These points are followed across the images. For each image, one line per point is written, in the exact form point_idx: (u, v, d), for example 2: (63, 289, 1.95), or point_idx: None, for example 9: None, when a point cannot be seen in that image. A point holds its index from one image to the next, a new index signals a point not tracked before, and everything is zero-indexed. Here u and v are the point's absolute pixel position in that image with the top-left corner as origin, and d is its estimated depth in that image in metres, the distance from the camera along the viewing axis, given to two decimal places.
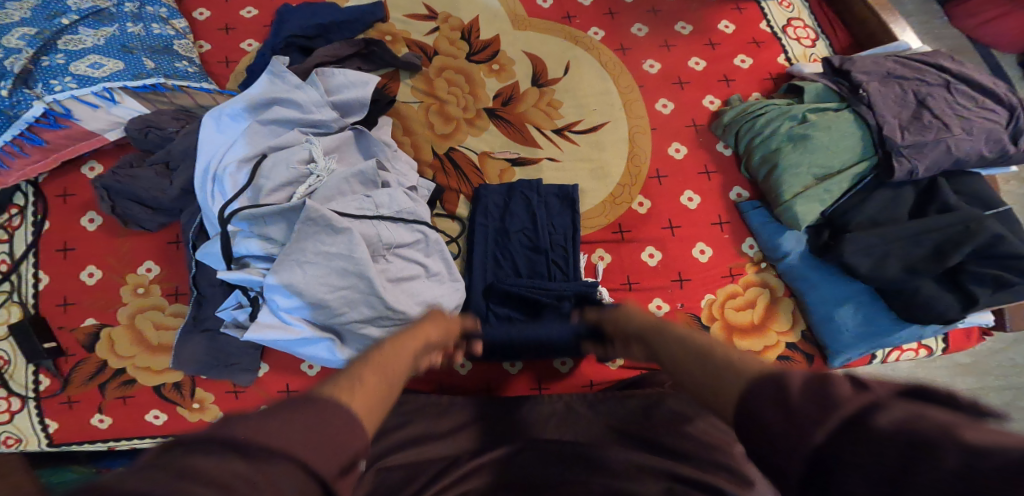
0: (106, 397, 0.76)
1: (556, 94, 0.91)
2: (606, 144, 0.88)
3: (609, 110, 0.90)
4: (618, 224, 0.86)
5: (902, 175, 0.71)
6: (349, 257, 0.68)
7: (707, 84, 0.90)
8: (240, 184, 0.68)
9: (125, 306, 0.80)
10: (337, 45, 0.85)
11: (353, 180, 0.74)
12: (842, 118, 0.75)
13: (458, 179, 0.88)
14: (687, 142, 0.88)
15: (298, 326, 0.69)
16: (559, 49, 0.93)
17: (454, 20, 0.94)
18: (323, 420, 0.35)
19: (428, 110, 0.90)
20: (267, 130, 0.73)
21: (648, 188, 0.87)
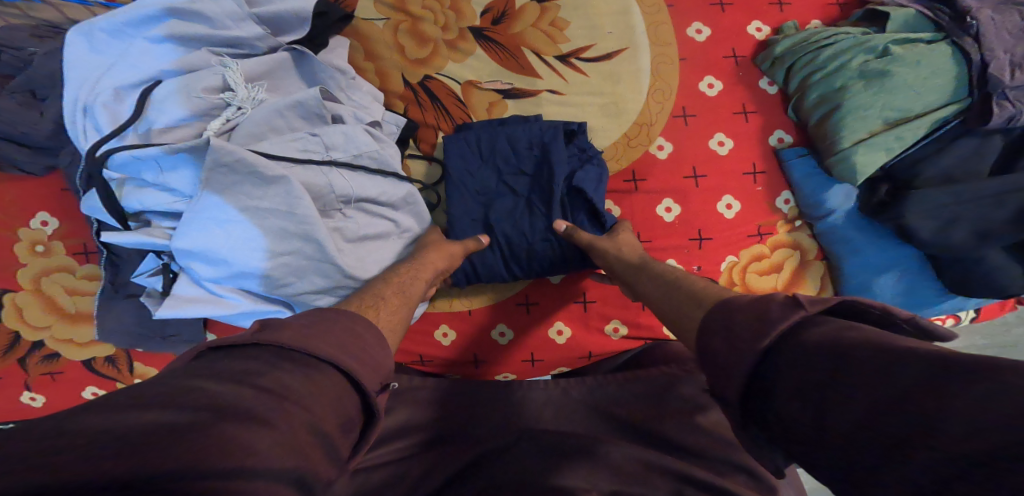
0: (31, 374, 0.69)
1: (561, 13, 0.73)
2: (621, 76, 0.72)
3: (628, 34, 0.73)
4: (631, 170, 0.72)
5: (999, 124, 0.57)
6: (288, 215, 0.53)
7: (753, 7, 0.72)
8: (122, 118, 0.51)
9: (25, 268, 0.66)
10: None
11: (290, 114, 0.56)
12: (934, 50, 0.59)
13: (436, 114, 0.72)
14: (723, 77, 0.72)
15: (232, 299, 0.56)
16: None
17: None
18: (349, 330, 0.38)
19: (397, 30, 0.72)
20: (159, 48, 0.53)
21: (671, 129, 0.71)
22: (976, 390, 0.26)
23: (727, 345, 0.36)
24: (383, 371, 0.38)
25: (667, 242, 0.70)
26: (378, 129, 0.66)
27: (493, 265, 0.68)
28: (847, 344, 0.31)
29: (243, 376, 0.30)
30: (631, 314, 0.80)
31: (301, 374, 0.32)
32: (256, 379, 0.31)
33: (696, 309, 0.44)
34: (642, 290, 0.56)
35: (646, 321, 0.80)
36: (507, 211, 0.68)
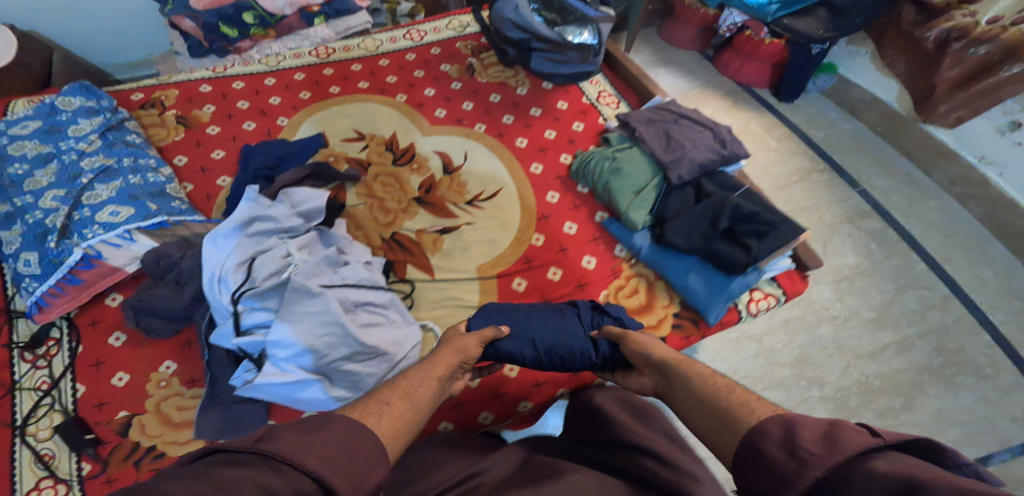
0: (143, 471, 0.88)
1: (463, 176, 1.24)
2: (504, 204, 1.22)
3: (500, 179, 1.25)
4: (526, 257, 1.16)
5: (676, 178, 1.18)
6: (328, 313, 0.90)
7: (560, 146, 1.31)
8: (239, 279, 0.91)
9: (151, 397, 0.95)
10: (293, 171, 1.11)
11: (323, 263, 0.97)
12: (634, 155, 1.23)
13: (402, 253, 1.15)
14: (557, 189, 1.25)
15: (295, 373, 0.87)
16: (459, 144, 1.28)
17: (378, 137, 1.25)
18: (340, 438, 0.58)
19: (372, 208, 1.19)
20: (252, 238, 0.96)
21: (541, 227, 1.19)
22: None
23: (792, 458, 0.52)
24: (361, 484, 0.55)
25: (561, 293, 1.12)
26: (370, 266, 1.06)
27: (521, 350, 0.95)
28: (918, 480, 0.45)
29: (224, 485, 0.48)
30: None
31: (274, 473, 0.51)
32: (232, 488, 0.48)
33: (721, 393, 0.67)
34: (678, 382, 0.75)
35: None
36: (539, 321, 1.00)
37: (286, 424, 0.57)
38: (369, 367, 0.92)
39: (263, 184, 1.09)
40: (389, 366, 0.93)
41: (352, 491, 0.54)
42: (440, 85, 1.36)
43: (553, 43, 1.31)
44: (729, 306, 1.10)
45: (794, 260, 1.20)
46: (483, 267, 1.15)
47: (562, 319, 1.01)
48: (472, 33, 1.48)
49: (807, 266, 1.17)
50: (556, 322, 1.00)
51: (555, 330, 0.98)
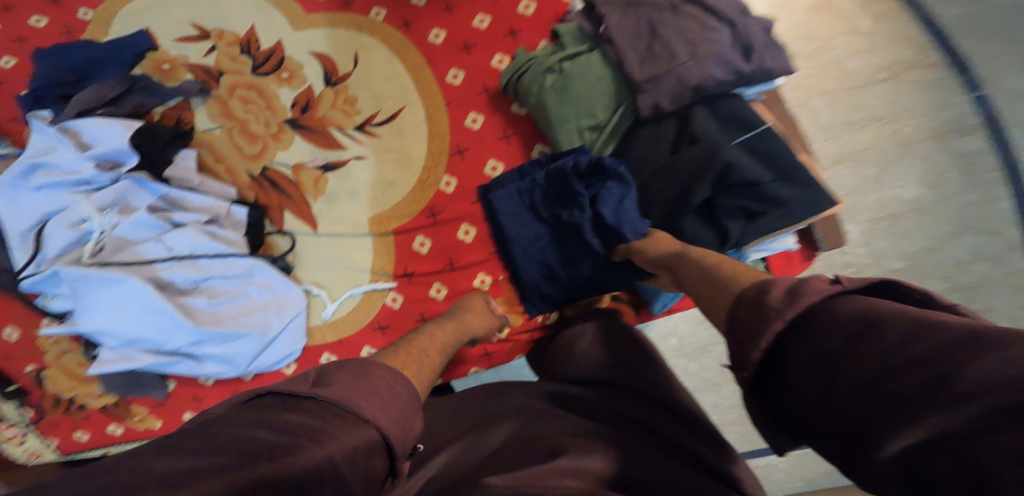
0: (76, 417, 0.89)
1: (351, 89, 0.93)
2: (406, 131, 0.92)
3: (404, 94, 0.93)
4: (430, 207, 0.91)
5: (648, 109, 0.78)
6: (140, 300, 0.74)
7: (492, 42, 0.92)
8: (32, 250, 0.76)
9: (49, 351, 0.88)
10: (96, 87, 0.83)
11: (135, 230, 0.78)
12: (592, 63, 0.82)
13: (278, 195, 0.91)
14: (483, 110, 0.92)
15: (140, 357, 0.78)
16: (347, 41, 0.94)
17: (228, 35, 0.94)
18: (389, 387, 0.45)
19: (233, 133, 0.91)
20: (38, 191, 0.76)
21: (452, 166, 0.91)
22: (995, 358, 0.27)
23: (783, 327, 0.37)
24: (412, 432, 0.43)
25: (474, 259, 0.89)
26: (219, 221, 0.85)
27: (543, 252, 0.85)
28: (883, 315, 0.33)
29: (265, 448, 0.34)
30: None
31: (339, 423, 0.39)
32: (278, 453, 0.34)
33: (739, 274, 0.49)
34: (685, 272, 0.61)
35: None
36: (541, 212, 0.84)
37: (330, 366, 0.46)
38: (229, 348, 0.79)
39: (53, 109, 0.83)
40: (256, 346, 0.80)
41: (404, 439, 0.42)
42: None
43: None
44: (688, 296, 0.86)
45: (805, 234, 0.86)
46: (378, 221, 0.91)
47: (571, 211, 0.80)
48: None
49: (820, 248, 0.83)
50: (571, 249, 0.83)
51: (563, 223, 0.82)
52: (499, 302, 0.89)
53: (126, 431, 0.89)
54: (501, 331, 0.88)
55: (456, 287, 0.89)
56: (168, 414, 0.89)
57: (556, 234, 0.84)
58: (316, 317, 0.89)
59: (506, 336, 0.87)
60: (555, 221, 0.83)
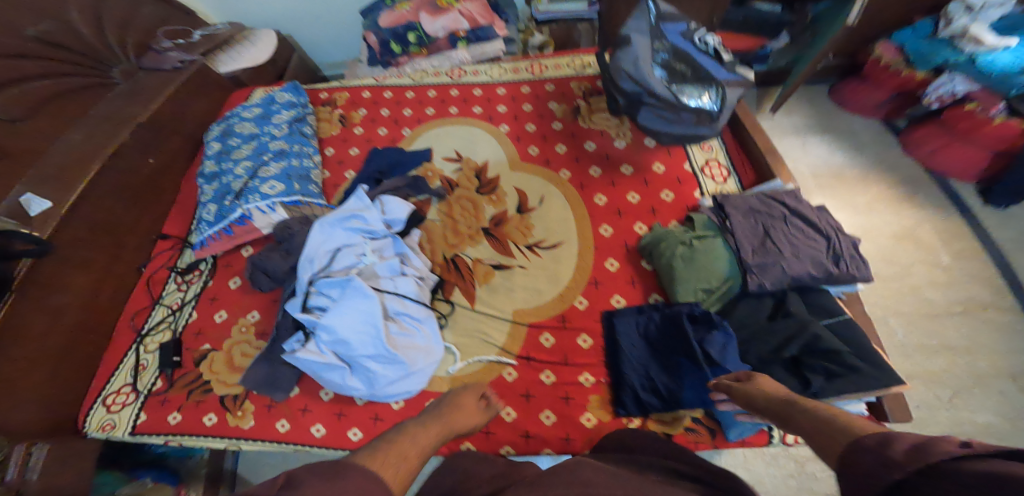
0: (188, 401, 1.21)
1: (532, 219, 1.35)
2: (560, 258, 1.28)
3: (566, 234, 1.31)
4: (563, 315, 1.22)
5: (755, 286, 1.05)
6: (368, 314, 1.10)
7: (638, 213, 1.30)
8: (321, 263, 1.18)
9: (231, 338, 1.28)
10: (396, 180, 1.37)
11: (381, 269, 1.19)
12: (715, 244, 1.12)
13: (454, 276, 1.30)
14: (619, 259, 1.25)
15: (328, 355, 1.10)
16: (538, 186, 1.39)
17: (472, 163, 1.45)
18: (357, 484, 0.66)
19: (446, 229, 1.36)
20: (346, 231, 1.23)
21: (588, 291, 1.23)
22: None
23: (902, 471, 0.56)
24: None
25: (582, 360, 1.16)
26: (424, 281, 1.26)
27: (650, 374, 1.09)
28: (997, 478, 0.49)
29: None
30: (559, 406, 1.12)
31: None
32: None
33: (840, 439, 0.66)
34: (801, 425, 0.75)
35: (569, 412, 1.11)
36: (655, 344, 1.11)
37: (304, 471, 0.66)
38: (386, 370, 1.11)
39: (372, 185, 1.38)
40: (399, 374, 1.12)
41: None
42: (541, 123, 1.48)
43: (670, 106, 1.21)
44: (760, 431, 1.04)
45: (872, 408, 1.02)
46: (518, 313, 1.25)
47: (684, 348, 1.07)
48: (590, 74, 1.56)
49: (886, 418, 0.99)
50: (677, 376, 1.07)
51: (676, 355, 1.08)
52: (593, 399, 1.12)
53: (214, 424, 1.19)
54: (590, 421, 1.10)
55: (564, 378, 1.15)
56: (268, 416, 1.20)
57: (666, 362, 1.10)
58: (443, 371, 1.20)
59: (592, 426, 1.09)
60: (668, 353, 1.10)
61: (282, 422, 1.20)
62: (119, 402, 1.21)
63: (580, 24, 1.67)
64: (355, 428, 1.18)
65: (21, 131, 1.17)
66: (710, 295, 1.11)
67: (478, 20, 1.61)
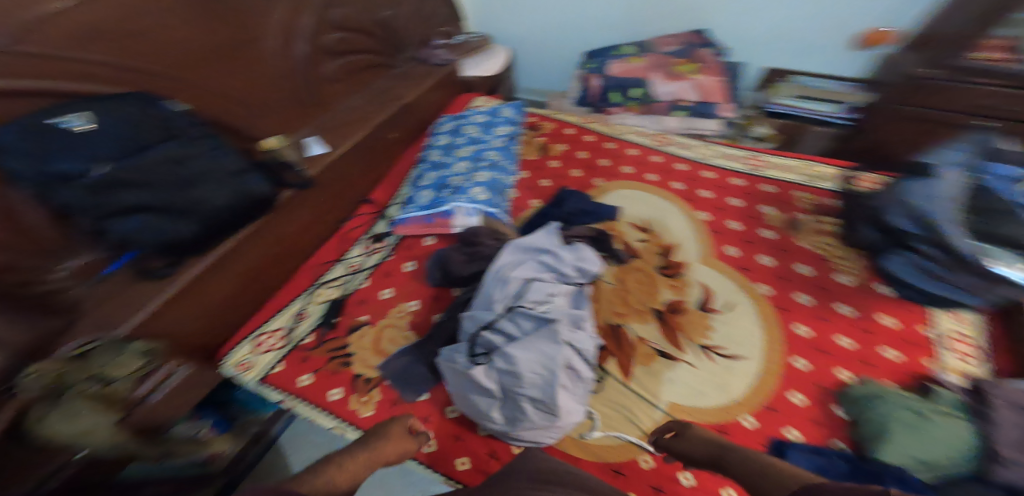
0: (322, 367, 1.18)
1: (713, 321, 1.26)
2: (734, 370, 1.16)
3: (751, 350, 1.19)
4: (723, 425, 1.09)
5: (1000, 478, 0.89)
6: (550, 359, 1.08)
7: (847, 361, 1.15)
8: (513, 288, 1.22)
9: (386, 319, 1.27)
10: (580, 229, 1.42)
11: (569, 318, 1.16)
12: (953, 421, 0.98)
13: (610, 349, 1.23)
14: (804, 393, 1.11)
15: (492, 382, 1.08)
16: (724, 285, 1.33)
17: (659, 240, 1.45)
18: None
19: (619, 294, 1.34)
20: (537, 265, 1.28)
21: (762, 413, 1.09)
22: None
23: None
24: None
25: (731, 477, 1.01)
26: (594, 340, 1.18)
27: None
28: None
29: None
30: None
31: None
32: None
33: None
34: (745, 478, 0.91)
35: None
36: None
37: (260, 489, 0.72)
38: (537, 419, 1.05)
39: (562, 225, 1.46)
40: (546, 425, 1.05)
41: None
42: (749, 224, 1.46)
43: (954, 260, 1.11)
44: None
45: None
46: (674, 408, 1.13)
47: None
48: (823, 188, 1.53)
49: None
50: None
51: None
52: None
53: (336, 399, 1.14)
54: None
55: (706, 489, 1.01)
56: (388, 412, 1.13)
57: None
58: (577, 433, 1.11)
59: None
60: None
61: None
62: (263, 344, 1.21)
63: (819, 127, 1.76)
64: (465, 459, 1.08)
65: (335, 88, 1.57)
66: (927, 469, 0.96)
67: (707, 96, 1.76)
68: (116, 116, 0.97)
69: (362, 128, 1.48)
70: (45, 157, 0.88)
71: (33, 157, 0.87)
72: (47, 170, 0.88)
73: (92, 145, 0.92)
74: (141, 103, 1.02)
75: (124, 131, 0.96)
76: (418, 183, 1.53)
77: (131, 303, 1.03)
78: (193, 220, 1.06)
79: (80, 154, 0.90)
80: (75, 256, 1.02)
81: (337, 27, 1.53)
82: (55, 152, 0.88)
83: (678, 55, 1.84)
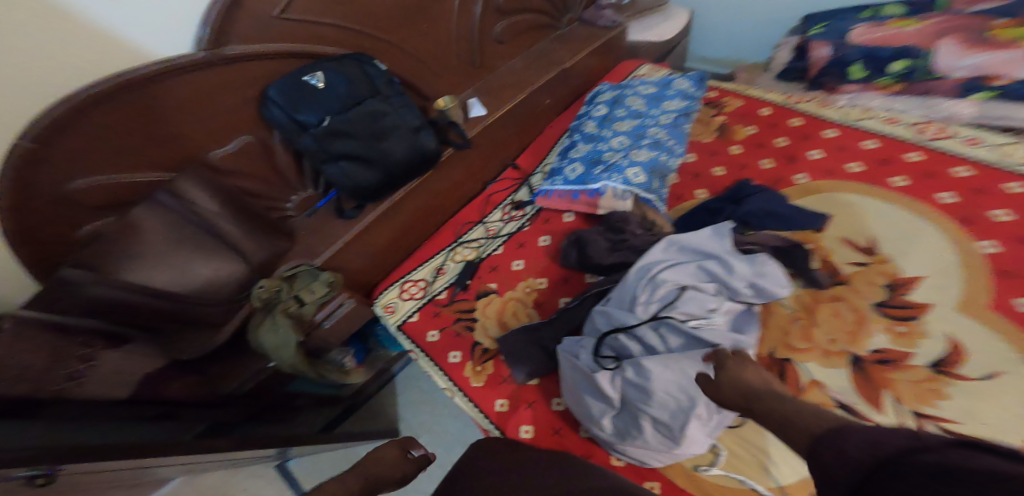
0: (450, 328, 1.23)
1: (948, 387, 0.96)
2: None
3: (1002, 438, 0.89)
4: None
5: None
6: (693, 385, 0.95)
7: None
8: (664, 294, 1.09)
9: (513, 292, 1.26)
10: (767, 236, 1.22)
11: (728, 343, 1.00)
12: None
13: (774, 380, 1.05)
14: None
15: (615, 390, 0.99)
16: (981, 340, 0.99)
17: (887, 267, 1.15)
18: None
19: (796, 320, 1.13)
20: (697, 272, 1.13)
21: None
22: None
23: None
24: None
25: None
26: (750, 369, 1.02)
27: None
28: None
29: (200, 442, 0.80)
30: None
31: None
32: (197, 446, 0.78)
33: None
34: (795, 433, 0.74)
35: None
36: None
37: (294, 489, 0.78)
38: (655, 440, 0.96)
39: (739, 228, 1.25)
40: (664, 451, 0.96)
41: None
42: None
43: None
44: None
45: None
46: None
47: None
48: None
49: None
50: None
51: None
52: None
53: (454, 362, 1.18)
54: None
55: None
56: (495, 387, 1.14)
57: None
58: (690, 464, 0.97)
59: None
60: None
61: (502, 401, 1.12)
62: (408, 293, 1.31)
63: None
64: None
65: (500, 50, 1.60)
66: None
67: None
68: (343, 76, 1.13)
69: (521, 93, 1.49)
70: (296, 106, 1.09)
71: (288, 106, 1.09)
72: (295, 118, 1.09)
73: (323, 100, 1.10)
74: (360, 64, 1.17)
75: (346, 88, 1.12)
76: (569, 154, 1.45)
77: (329, 237, 1.22)
78: (377, 169, 1.20)
79: (317, 107, 1.10)
80: (298, 192, 1.26)
81: None
82: (301, 105, 1.09)
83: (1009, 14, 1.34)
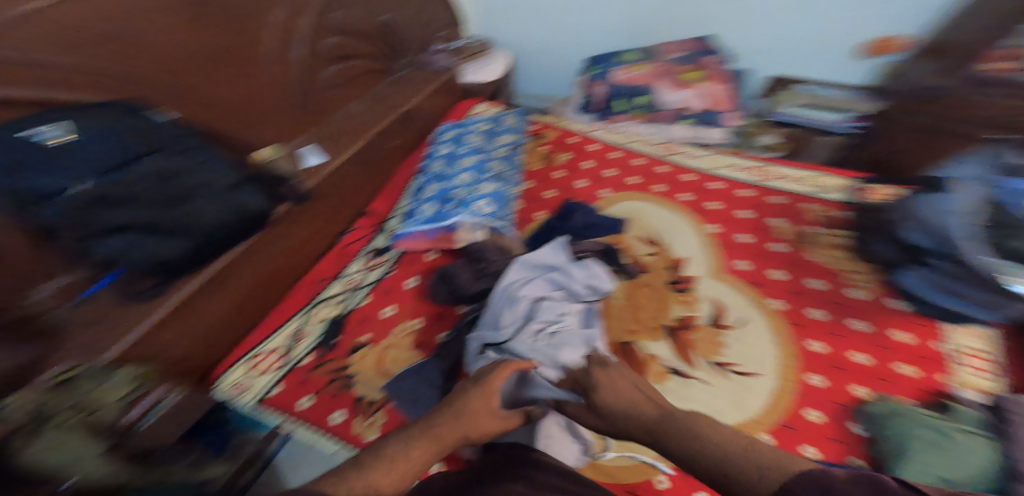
0: (324, 391, 1.14)
1: (728, 338, 1.20)
2: (754, 386, 1.11)
3: (766, 365, 1.14)
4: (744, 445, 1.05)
5: None
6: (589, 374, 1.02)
7: (863, 377, 1.10)
8: (522, 309, 1.16)
9: (389, 338, 1.22)
10: (589, 243, 1.38)
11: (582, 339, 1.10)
12: (976, 444, 0.93)
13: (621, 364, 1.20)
14: (824, 410, 1.06)
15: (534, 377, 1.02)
16: (739, 301, 1.28)
17: (668, 253, 1.40)
18: None
19: None
20: (546, 283, 1.22)
21: (781, 431, 1.04)
22: None
23: None
24: None
25: None
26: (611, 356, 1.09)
27: None
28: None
29: None
30: None
31: None
32: None
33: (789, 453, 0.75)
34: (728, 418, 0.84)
35: None
36: None
37: None
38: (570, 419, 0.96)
39: (571, 238, 1.39)
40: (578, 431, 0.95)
41: None
42: (759, 237, 1.41)
43: (965, 271, 1.07)
44: None
45: None
46: None
47: None
48: (829, 199, 1.48)
49: None
50: None
51: None
52: None
53: (339, 424, 1.09)
54: None
55: None
56: None
57: None
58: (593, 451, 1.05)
59: None
60: None
61: None
62: (258, 366, 1.17)
63: (828, 135, 1.74)
64: None
65: (326, 93, 1.51)
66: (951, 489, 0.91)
67: (714, 104, 1.74)
68: (99, 130, 0.90)
69: (362, 136, 1.46)
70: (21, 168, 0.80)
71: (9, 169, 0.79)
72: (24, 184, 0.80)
73: (70, 160, 0.85)
74: (121, 113, 0.96)
75: (107, 143, 0.90)
76: (420, 195, 1.48)
77: (116, 327, 0.95)
78: (182, 240, 0.99)
79: (60, 170, 0.84)
80: (50, 280, 0.90)
81: (337, 28, 1.51)
82: (32, 167, 0.81)
83: (683, 63, 1.84)
